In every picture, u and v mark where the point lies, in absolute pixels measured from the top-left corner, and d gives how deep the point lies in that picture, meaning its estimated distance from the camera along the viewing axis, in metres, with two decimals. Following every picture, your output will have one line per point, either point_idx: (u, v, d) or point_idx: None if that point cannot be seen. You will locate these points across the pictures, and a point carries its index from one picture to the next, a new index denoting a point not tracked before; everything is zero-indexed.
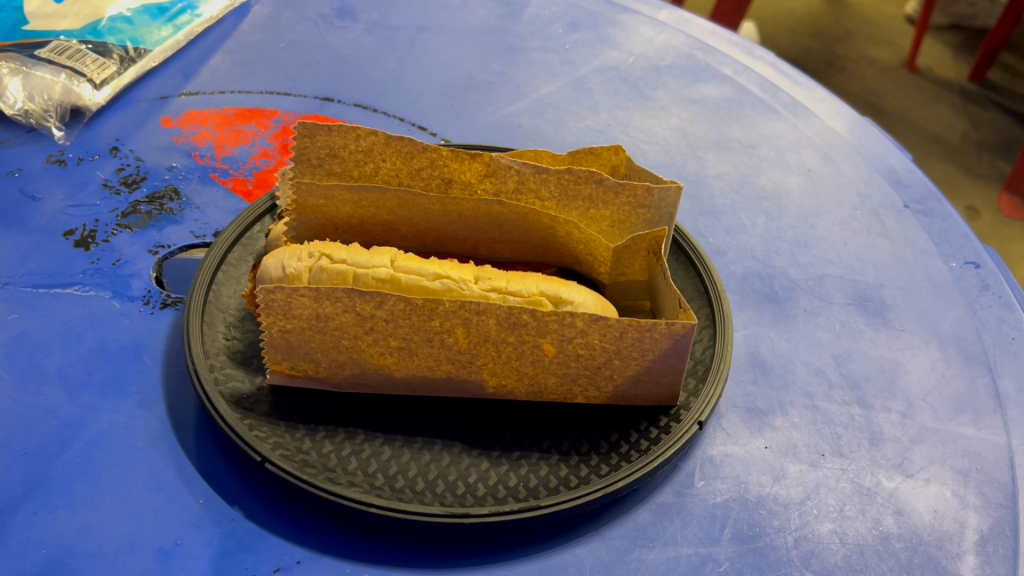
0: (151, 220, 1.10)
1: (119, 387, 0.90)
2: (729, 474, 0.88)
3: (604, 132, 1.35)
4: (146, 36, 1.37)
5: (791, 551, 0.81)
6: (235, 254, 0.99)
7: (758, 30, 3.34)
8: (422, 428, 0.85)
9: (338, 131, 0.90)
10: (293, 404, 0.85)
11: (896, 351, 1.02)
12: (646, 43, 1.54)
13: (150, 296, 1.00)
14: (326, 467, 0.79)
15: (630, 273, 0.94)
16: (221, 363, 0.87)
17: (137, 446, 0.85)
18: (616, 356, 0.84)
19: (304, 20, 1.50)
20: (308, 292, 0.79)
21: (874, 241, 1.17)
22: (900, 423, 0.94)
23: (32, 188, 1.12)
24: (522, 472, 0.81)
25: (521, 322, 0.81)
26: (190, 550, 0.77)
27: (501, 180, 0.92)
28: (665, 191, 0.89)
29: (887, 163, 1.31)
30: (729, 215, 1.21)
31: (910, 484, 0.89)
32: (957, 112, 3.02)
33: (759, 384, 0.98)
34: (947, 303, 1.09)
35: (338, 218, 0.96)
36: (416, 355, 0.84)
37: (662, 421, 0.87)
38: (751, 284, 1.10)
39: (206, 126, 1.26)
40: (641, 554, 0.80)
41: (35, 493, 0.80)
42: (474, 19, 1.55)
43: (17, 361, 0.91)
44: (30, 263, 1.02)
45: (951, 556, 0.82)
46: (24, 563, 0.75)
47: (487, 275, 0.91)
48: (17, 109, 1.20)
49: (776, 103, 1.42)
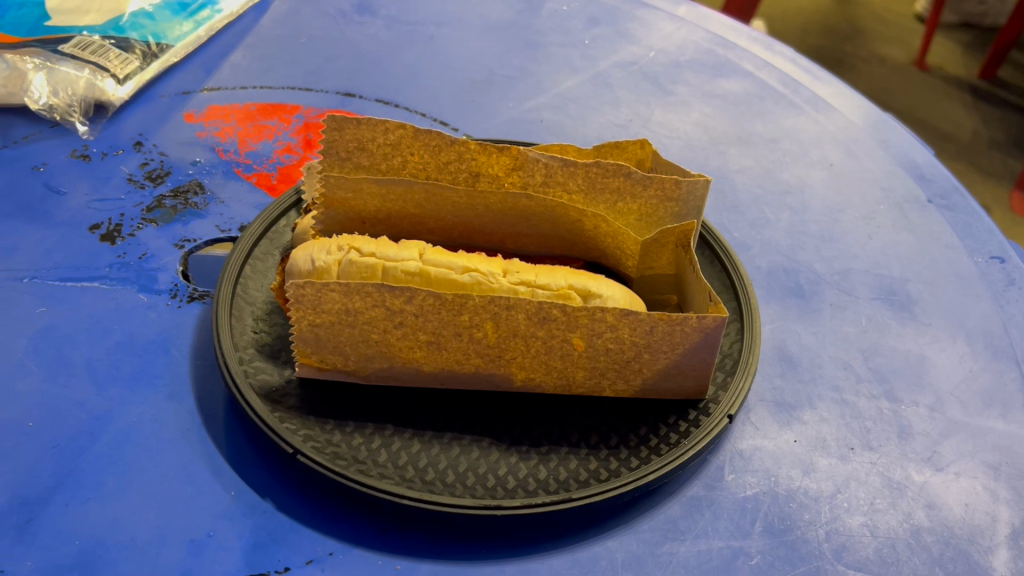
0: (176, 214, 1.10)
1: (149, 380, 0.90)
2: (759, 467, 0.88)
3: (626, 127, 1.35)
4: (167, 32, 1.37)
5: (822, 545, 0.81)
6: (261, 248, 0.99)
7: (770, 28, 3.34)
8: (450, 423, 0.85)
9: (366, 124, 0.90)
10: (322, 398, 0.85)
11: (923, 345, 1.02)
12: (666, 38, 1.54)
13: (177, 290, 1.01)
14: (356, 459, 0.80)
15: (657, 266, 0.94)
16: (250, 357, 0.87)
17: (168, 438, 0.85)
18: (646, 349, 0.83)
19: (323, 15, 1.51)
20: (338, 287, 0.79)
21: (899, 235, 1.17)
22: (928, 417, 0.94)
23: (57, 181, 1.13)
24: (552, 465, 0.81)
25: (552, 316, 0.81)
26: (222, 542, 0.77)
27: (530, 174, 0.92)
28: (693, 185, 0.89)
29: (909, 158, 1.30)
30: (752, 209, 1.21)
31: (941, 477, 0.88)
32: (968, 110, 3.01)
33: (787, 378, 0.98)
34: (973, 298, 1.08)
35: (365, 211, 0.96)
36: (445, 349, 0.84)
37: (691, 414, 0.87)
38: (777, 277, 1.10)
39: (229, 122, 1.26)
40: (672, 547, 0.80)
41: (66, 485, 0.80)
42: (493, 15, 1.55)
43: (45, 354, 0.91)
44: (57, 257, 1.02)
45: (983, 550, 0.82)
46: (58, 555, 0.75)
47: (515, 268, 0.91)
48: (42, 104, 1.21)
49: (798, 98, 1.42)
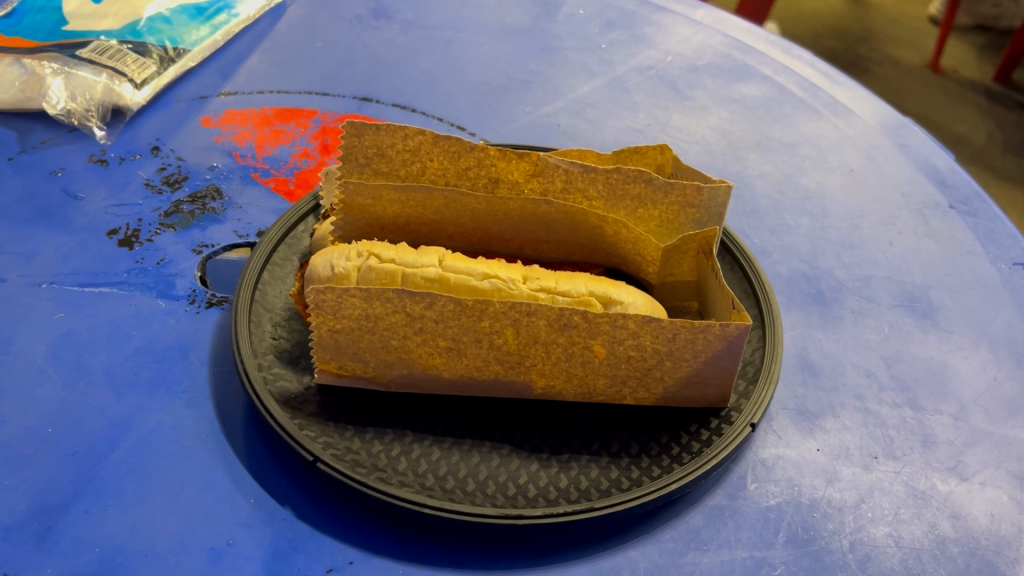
0: (194, 219, 1.10)
1: (168, 386, 0.90)
2: (781, 477, 0.87)
3: (644, 131, 1.34)
4: (184, 36, 1.37)
5: (847, 555, 0.80)
6: (280, 253, 0.99)
7: (783, 32, 3.32)
8: (470, 429, 0.84)
9: (385, 130, 0.89)
10: (341, 404, 0.85)
11: (946, 353, 1.01)
12: (683, 42, 1.53)
13: (195, 296, 1.00)
14: (376, 466, 0.79)
15: (678, 273, 0.93)
16: (269, 362, 0.87)
17: (188, 445, 0.85)
18: (668, 356, 0.82)
19: (340, 20, 1.50)
20: (359, 292, 0.79)
21: (921, 241, 1.16)
22: (952, 426, 0.93)
23: (75, 187, 1.12)
24: (573, 474, 0.81)
25: (573, 323, 0.80)
26: (242, 550, 0.76)
27: (549, 180, 0.91)
28: (715, 191, 0.88)
29: (930, 163, 1.29)
30: (772, 215, 1.20)
31: (965, 487, 0.87)
32: (984, 112, 2.99)
33: (809, 386, 0.97)
34: (996, 305, 1.07)
35: (384, 217, 0.95)
36: (465, 356, 0.84)
37: (713, 423, 0.86)
38: (797, 284, 1.09)
39: (246, 126, 1.26)
40: (695, 557, 0.79)
41: (86, 492, 0.80)
42: (510, 19, 1.55)
43: (65, 360, 0.91)
44: (76, 263, 1.02)
45: (1010, 561, 0.81)
46: (78, 562, 0.74)
47: (535, 275, 0.91)
48: (60, 108, 1.21)
49: (816, 102, 1.42)
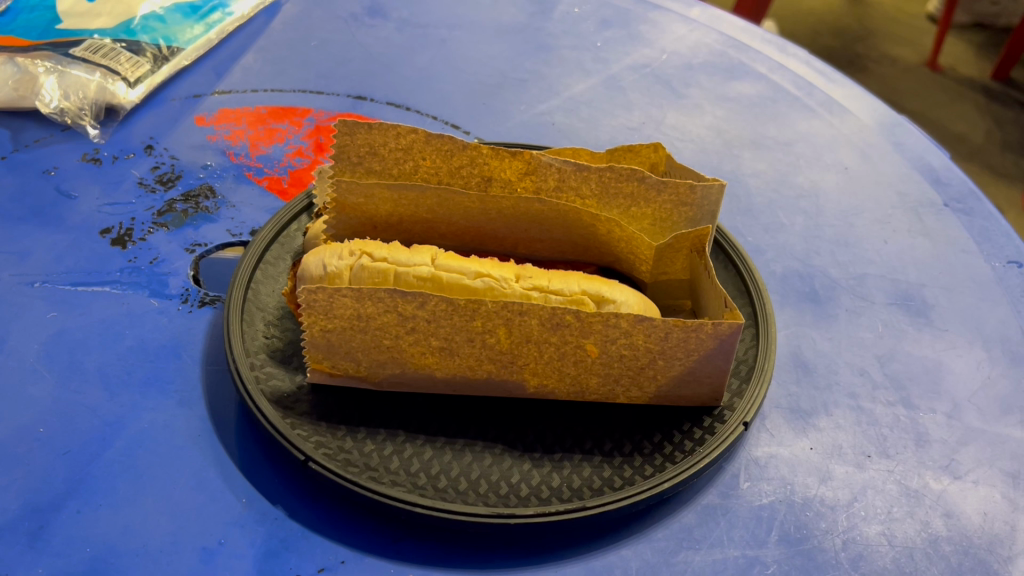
0: (187, 218, 1.10)
1: (161, 385, 0.90)
2: (774, 475, 0.87)
3: (638, 130, 1.34)
4: (178, 34, 1.37)
5: (839, 554, 0.80)
6: (273, 252, 0.98)
7: (781, 30, 3.32)
8: (463, 429, 0.84)
9: (378, 129, 0.89)
10: (333, 403, 0.85)
11: (940, 351, 1.01)
12: (678, 40, 1.53)
13: (188, 295, 1.00)
14: (368, 466, 0.79)
15: (671, 271, 0.93)
16: (261, 362, 0.87)
17: (180, 444, 0.85)
18: (661, 355, 0.82)
19: (334, 18, 1.50)
20: (350, 293, 0.78)
21: (915, 240, 1.16)
22: (946, 424, 0.93)
23: (68, 185, 1.12)
24: (566, 473, 0.80)
25: (565, 322, 0.80)
26: (234, 550, 0.76)
27: (542, 178, 0.91)
28: (708, 190, 0.88)
29: (925, 161, 1.29)
30: (766, 214, 1.20)
31: (958, 486, 0.87)
32: (981, 110, 2.99)
33: (802, 385, 0.97)
34: (991, 303, 1.07)
35: (377, 216, 0.95)
36: (458, 355, 0.84)
37: (706, 422, 0.86)
38: (791, 283, 1.09)
39: (239, 125, 1.26)
40: (687, 556, 0.79)
41: (78, 492, 0.80)
42: (505, 17, 1.55)
43: (57, 359, 0.91)
44: (68, 262, 1.02)
45: (1003, 559, 0.81)
46: (70, 562, 0.74)
47: (528, 273, 0.90)
48: (53, 107, 1.21)
49: (811, 100, 1.41)
